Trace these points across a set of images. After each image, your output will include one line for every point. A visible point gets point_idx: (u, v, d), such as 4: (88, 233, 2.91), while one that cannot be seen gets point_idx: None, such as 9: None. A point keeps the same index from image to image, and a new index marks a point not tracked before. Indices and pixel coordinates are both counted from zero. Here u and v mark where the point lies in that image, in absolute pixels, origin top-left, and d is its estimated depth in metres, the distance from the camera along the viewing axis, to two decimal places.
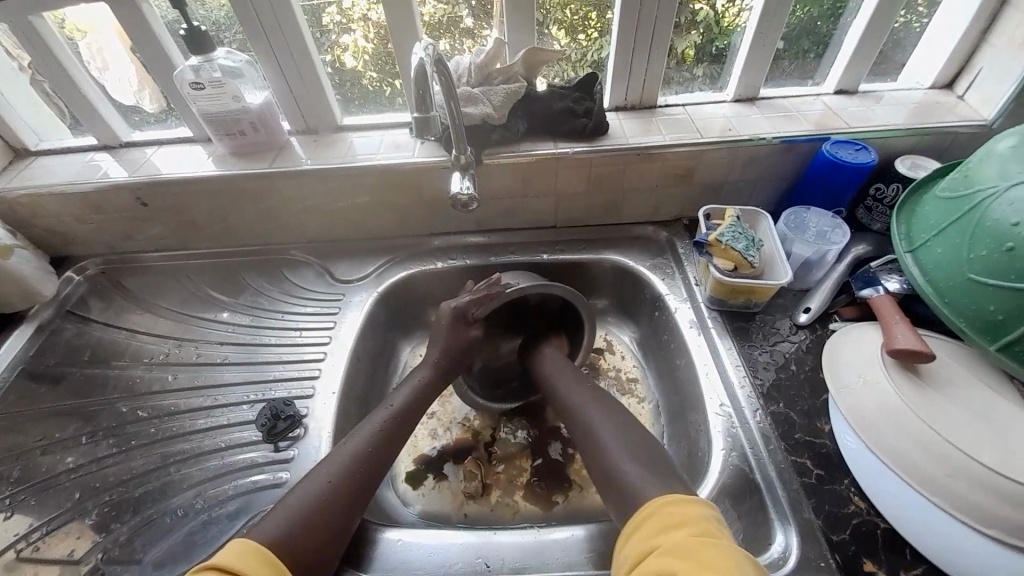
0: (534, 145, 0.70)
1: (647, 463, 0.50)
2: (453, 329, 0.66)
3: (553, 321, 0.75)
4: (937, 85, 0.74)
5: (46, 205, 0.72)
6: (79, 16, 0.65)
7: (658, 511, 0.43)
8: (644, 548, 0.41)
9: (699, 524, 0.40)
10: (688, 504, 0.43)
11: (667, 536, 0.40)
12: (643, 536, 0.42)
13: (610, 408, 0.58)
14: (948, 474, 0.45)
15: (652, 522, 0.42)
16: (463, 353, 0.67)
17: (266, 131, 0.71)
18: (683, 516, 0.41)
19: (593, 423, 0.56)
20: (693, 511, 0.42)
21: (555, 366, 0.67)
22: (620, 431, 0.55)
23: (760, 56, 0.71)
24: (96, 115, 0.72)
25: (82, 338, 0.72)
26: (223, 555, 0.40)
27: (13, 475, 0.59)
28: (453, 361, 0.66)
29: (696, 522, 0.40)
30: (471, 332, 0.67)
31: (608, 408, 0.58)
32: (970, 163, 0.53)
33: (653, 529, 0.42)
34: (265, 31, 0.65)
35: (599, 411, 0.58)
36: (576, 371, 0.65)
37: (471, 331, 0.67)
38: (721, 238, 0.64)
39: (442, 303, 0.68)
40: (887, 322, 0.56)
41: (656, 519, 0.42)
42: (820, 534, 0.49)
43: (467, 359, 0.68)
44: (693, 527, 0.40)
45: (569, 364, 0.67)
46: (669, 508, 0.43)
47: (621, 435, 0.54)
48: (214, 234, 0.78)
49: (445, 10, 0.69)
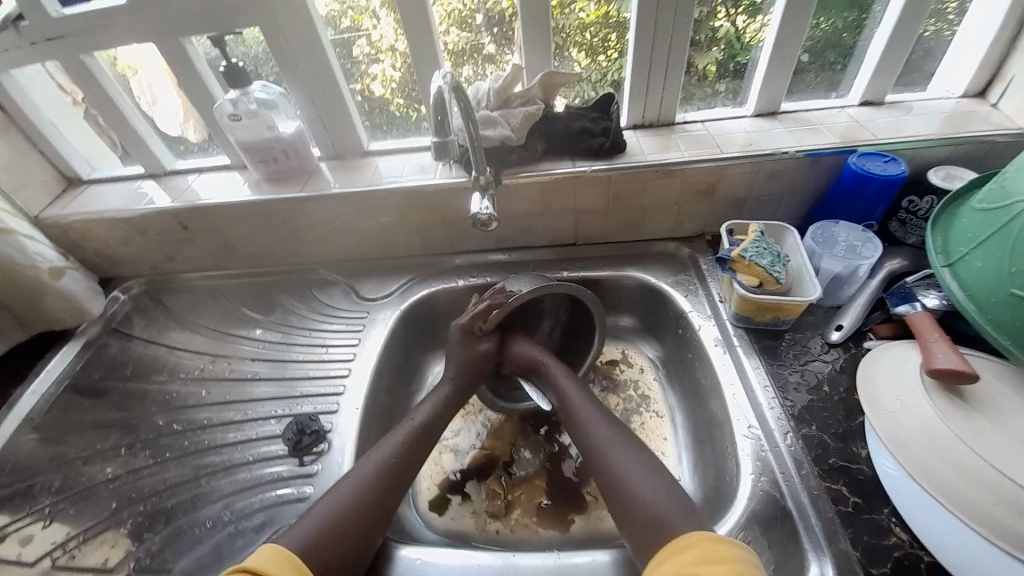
0: (552, 164, 0.71)
1: (665, 486, 0.49)
2: (463, 344, 0.66)
3: (568, 327, 0.75)
4: (969, 93, 0.72)
5: (96, 229, 0.77)
6: (129, 55, 0.71)
7: (702, 542, 0.42)
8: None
9: (740, 566, 0.40)
10: (731, 544, 0.42)
11: (707, 569, 0.40)
12: (681, 564, 0.41)
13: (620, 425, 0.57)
14: (991, 501, 0.42)
15: (694, 552, 0.41)
16: (476, 370, 0.66)
17: (297, 157, 0.74)
18: (726, 552, 0.41)
19: (597, 437, 0.56)
20: (736, 551, 0.41)
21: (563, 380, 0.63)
22: (637, 455, 0.53)
23: (781, 71, 0.70)
24: (142, 145, 0.78)
25: (124, 353, 0.77)
26: (256, 558, 0.42)
27: (55, 485, 0.62)
28: (468, 377, 0.65)
29: (739, 563, 0.40)
30: (481, 346, 0.67)
31: (619, 429, 0.56)
32: (1008, 173, 0.51)
33: (693, 559, 0.41)
34: (298, 64, 0.69)
35: (608, 424, 0.57)
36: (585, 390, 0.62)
37: (480, 345, 0.67)
38: (744, 254, 0.62)
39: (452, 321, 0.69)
40: (925, 342, 0.53)
41: (697, 550, 0.41)
42: (858, 567, 0.46)
43: (483, 372, 0.67)
44: (737, 568, 0.39)
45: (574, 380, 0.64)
46: (712, 542, 0.42)
47: (634, 454, 0.53)
48: (247, 254, 0.82)
49: (469, 38, 0.72)
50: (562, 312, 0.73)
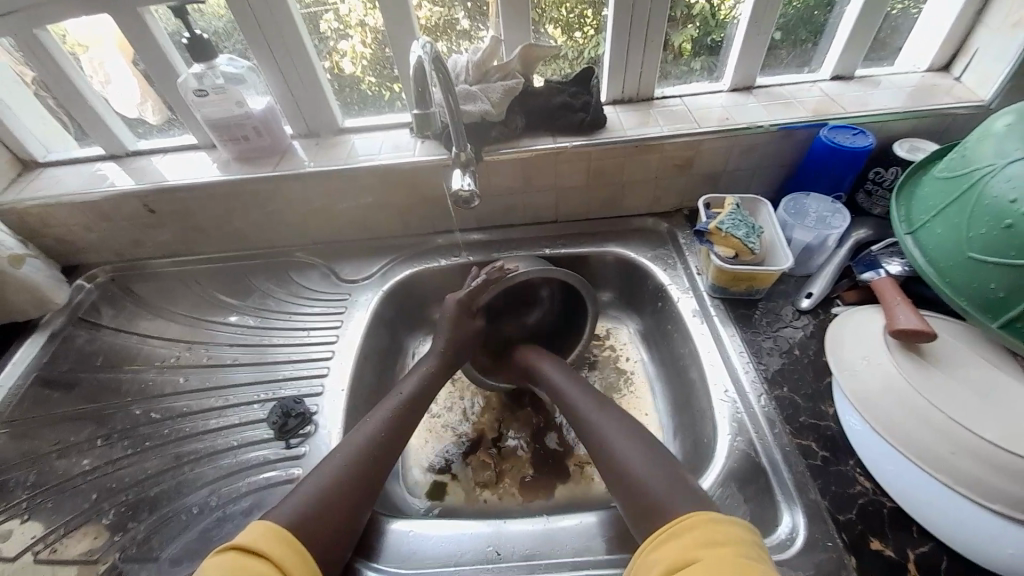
0: (532, 140, 0.71)
1: (654, 457, 0.50)
2: (458, 321, 0.67)
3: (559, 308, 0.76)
4: (933, 67, 0.74)
5: (56, 214, 0.73)
6: (81, 32, 0.66)
7: (702, 524, 0.41)
8: (683, 558, 0.39)
9: (747, 549, 0.38)
10: (738, 525, 0.41)
11: (711, 552, 0.39)
12: (682, 547, 0.40)
13: (619, 413, 0.57)
14: (952, 452, 0.45)
15: (693, 535, 0.40)
16: (469, 345, 0.67)
17: (269, 135, 0.72)
18: (729, 534, 0.40)
19: (596, 424, 0.56)
20: (739, 531, 0.40)
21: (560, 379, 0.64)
22: (642, 441, 0.53)
23: (755, 46, 0.71)
24: (100, 125, 0.74)
25: (93, 344, 0.74)
26: (247, 535, 0.42)
27: (29, 480, 0.60)
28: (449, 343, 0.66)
29: (746, 545, 0.39)
30: (476, 324, 0.68)
31: (622, 421, 0.56)
32: (967, 143, 0.54)
33: (695, 541, 0.40)
34: (265, 36, 0.66)
35: (604, 411, 0.58)
36: (583, 386, 0.63)
37: (476, 322, 0.68)
38: (720, 226, 0.64)
39: (445, 296, 0.69)
40: (888, 304, 0.56)
41: (699, 532, 0.40)
42: (827, 515, 0.49)
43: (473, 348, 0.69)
44: (743, 551, 0.38)
45: (570, 374, 0.65)
46: (716, 525, 0.41)
47: (638, 441, 0.52)
48: (219, 238, 0.80)
49: (442, 12, 0.70)
50: (557, 298, 0.75)
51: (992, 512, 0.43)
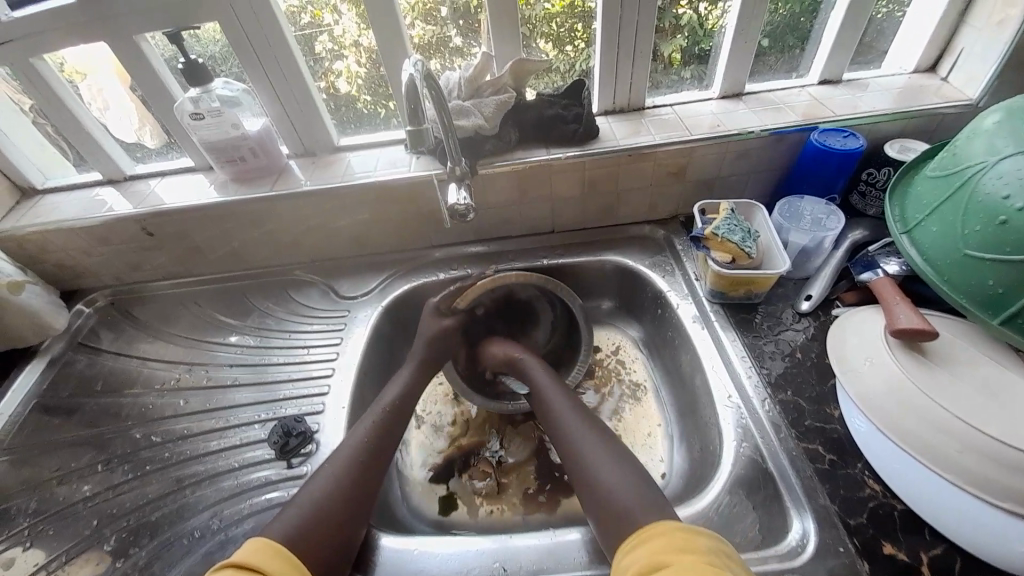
0: (525, 152, 0.72)
1: (633, 477, 0.49)
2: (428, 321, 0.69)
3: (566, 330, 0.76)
4: (920, 69, 0.75)
5: (55, 240, 0.74)
6: (76, 58, 0.67)
7: (674, 532, 0.41)
8: (655, 561, 0.39)
9: (716, 557, 0.38)
10: (708, 535, 0.40)
11: (680, 557, 0.38)
12: (653, 550, 0.40)
13: (591, 419, 0.57)
14: (958, 450, 0.45)
15: (665, 541, 0.40)
16: (444, 340, 0.67)
17: (265, 155, 0.72)
18: (699, 543, 0.39)
19: (576, 437, 0.55)
20: (712, 542, 0.39)
21: (542, 382, 0.64)
22: (616, 453, 0.52)
23: (743, 53, 0.72)
24: (99, 150, 0.75)
25: (93, 368, 0.74)
26: (244, 553, 0.41)
27: (31, 506, 0.60)
28: (436, 350, 0.67)
29: (712, 554, 0.38)
30: (444, 322, 0.68)
31: (592, 425, 0.56)
32: (958, 141, 0.54)
33: (665, 546, 0.40)
34: (259, 60, 0.67)
35: (584, 426, 0.56)
36: (563, 390, 0.62)
37: (444, 321, 0.68)
38: (716, 231, 0.64)
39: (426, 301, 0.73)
40: (887, 303, 0.56)
41: (668, 539, 0.40)
42: (837, 519, 0.48)
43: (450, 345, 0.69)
44: (709, 557, 0.38)
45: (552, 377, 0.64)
46: (688, 533, 0.40)
47: (609, 454, 0.52)
48: (219, 259, 0.80)
49: (434, 31, 0.72)
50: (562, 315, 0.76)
51: (1003, 511, 0.42)
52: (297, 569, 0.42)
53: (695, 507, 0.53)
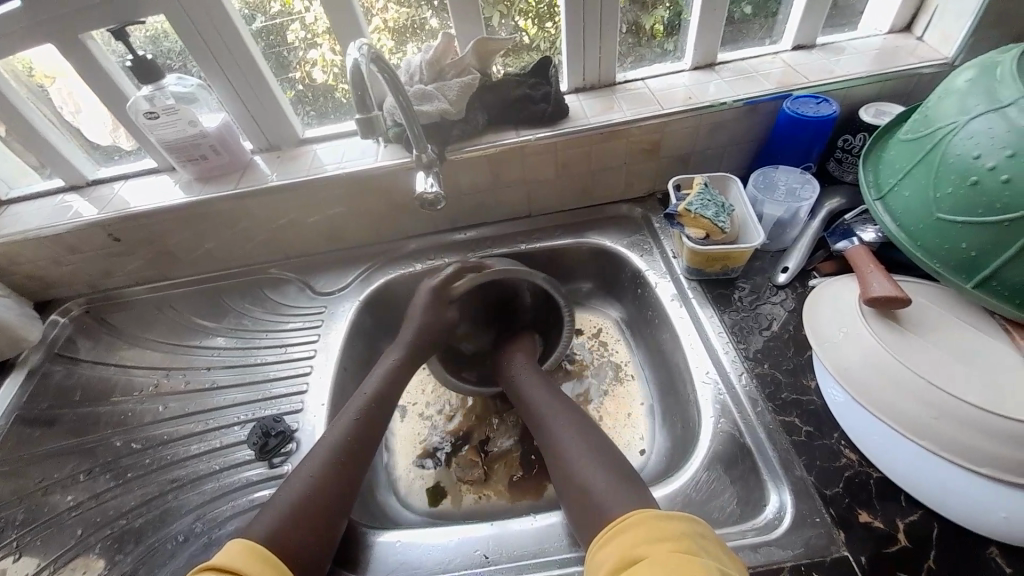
0: (496, 135, 0.70)
1: (606, 466, 0.49)
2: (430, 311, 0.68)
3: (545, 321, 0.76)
4: (895, 29, 0.73)
5: (21, 250, 0.72)
6: (43, 62, 0.65)
7: (648, 521, 0.41)
8: (630, 555, 0.39)
9: (689, 541, 0.38)
10: (680, 518, 0.40)
11: (654, 547, 0.38)
12: (628, 542, 0.40)
13: (571, 404, 0.59)
14: (933, 417, 0.45)
15: (638, 531, 0.40)
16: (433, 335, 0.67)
17: (228, 153, 0.71)
18: (672, 529, 0.39)
19: (551, 419, 0.57)
20: (685, 526, 0.40)
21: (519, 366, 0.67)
22: (585, 432, 0.54)
23: (713, 20, 0.70)
24: (58, 156, 0.72)
25: (72, 378, 0.73)
26: (223, 556, 0.41)
27: (18, 518, 0.60)
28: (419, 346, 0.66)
29: (685, 539, 0.38)
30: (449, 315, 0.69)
31: (566, 410, 0.58)
32: (930, 102, 0.52)
33: (639, 537, 0.40)
34: (214, 57, 0.65)
35: (561, 412, 0.58)
36: (547, 381, 0.63)
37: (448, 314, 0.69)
38: (690, 207, 0.62)
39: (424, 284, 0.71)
40: (862, 272, 0.55)
41: (641, 529, 0.40)
42: (813, 490, 0.49)
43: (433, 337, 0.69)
44: (682, 543, 0.38)
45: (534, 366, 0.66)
46: (662, 520, 0.40)
47: (575, 433, 0.54)
48: (191, 262, 0.78)
49: (409, 13, 0.69)
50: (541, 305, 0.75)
51: (981, 476, 0.43)
52: (275, 567, 0.42)
53: (672, 485, 0.54)
